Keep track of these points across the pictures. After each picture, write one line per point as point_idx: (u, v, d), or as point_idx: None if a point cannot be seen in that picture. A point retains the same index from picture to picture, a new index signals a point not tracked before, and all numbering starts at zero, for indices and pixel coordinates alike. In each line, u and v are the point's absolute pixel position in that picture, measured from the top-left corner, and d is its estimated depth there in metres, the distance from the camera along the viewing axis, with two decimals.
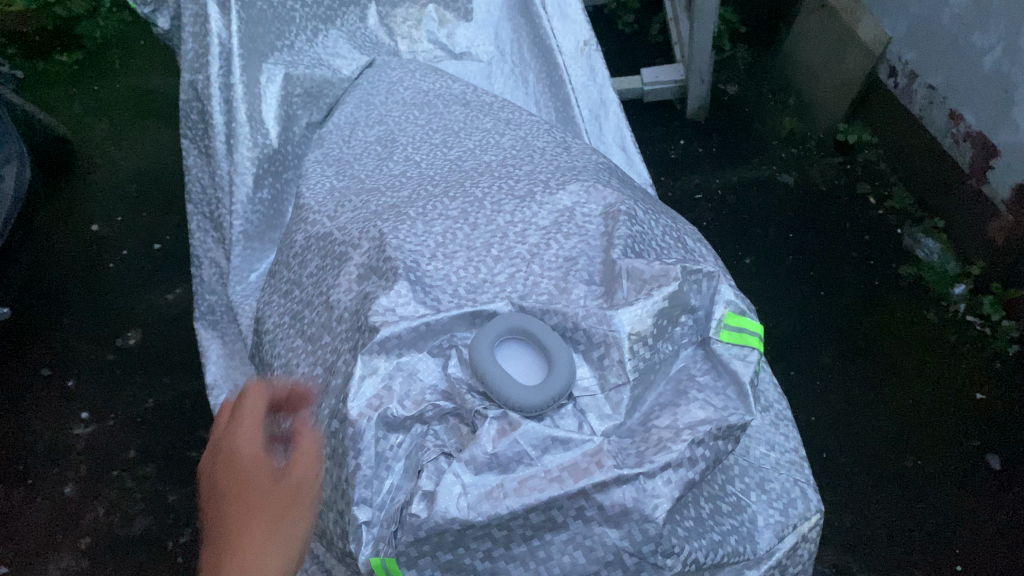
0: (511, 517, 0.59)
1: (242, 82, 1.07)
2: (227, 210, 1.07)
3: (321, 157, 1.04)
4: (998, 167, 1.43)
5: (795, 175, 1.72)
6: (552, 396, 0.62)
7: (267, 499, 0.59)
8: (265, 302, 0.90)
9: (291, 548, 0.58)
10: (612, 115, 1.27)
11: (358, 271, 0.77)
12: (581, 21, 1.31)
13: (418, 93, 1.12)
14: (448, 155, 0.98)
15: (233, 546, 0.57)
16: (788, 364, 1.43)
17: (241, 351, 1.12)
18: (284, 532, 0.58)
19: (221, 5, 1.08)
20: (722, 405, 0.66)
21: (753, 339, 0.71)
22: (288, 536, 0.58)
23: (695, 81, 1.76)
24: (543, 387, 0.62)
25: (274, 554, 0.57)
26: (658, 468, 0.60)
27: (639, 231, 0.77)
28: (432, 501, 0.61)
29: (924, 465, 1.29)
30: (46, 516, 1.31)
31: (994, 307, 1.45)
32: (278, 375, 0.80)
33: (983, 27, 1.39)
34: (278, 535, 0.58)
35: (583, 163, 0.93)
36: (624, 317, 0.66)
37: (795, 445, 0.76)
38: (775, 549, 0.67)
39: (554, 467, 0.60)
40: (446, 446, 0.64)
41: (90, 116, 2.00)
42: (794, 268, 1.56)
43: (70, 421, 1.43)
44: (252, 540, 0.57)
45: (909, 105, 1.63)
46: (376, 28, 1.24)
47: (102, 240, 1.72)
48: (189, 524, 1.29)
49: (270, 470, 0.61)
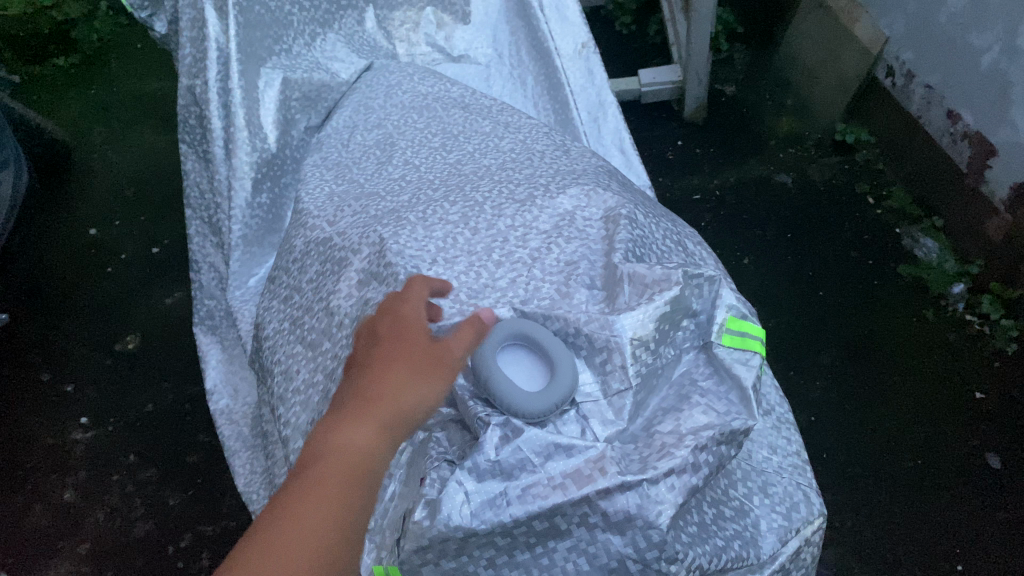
0: (513, 525, 0.59)
1: (241, 87, 1.07)
2: (226, 215, 1.07)
3: (320, 161, 1.03)
4: (996, 167, 1.43)
5: (794, 175, 1.72)
6: (556, 401, 0.62)
7: (419, 350, 0.62)
8: (265, 308, 0.90)
9: (432, 392, 0.60)
10: (612, 117, 1.26)
11: (359, 277, 0.77)
12: (579, 23, 1.30)
13: (416, 97, 1.11)
14: (447, 159, 0.98)
15: (380, 377, 0.60)
16: (788, 364, 1.43)
17: (240, 356, 1.12)
18: (426, 378, 0.60)
19: (218, 9, 1.07)
20: (724, 410, 0.66)
21: (754, 343, 0.71)
22: (431, 381, 0.60)
23: (692, 82, 1.76)
24: (546, 393, 0.62)
25: (414, 392, 0.59)
26: (661, 474, 0.60)
27: (640, 235, 0.77)
28: (435, 510, 0.59)
29: (925, 464, 1.29)
30: (46, 522, 1.31)
31: (993, 306, 1.45)
32: (279, 382, 0.80)
33: (980, 27, 1.39)
34: (421, 379, 0.60)
35: (583, 166, 0.93)
36: (626, 322, 0.66)
37: (798, 449, 0.76)
38: (778, 553, 0.67)
39: (557, 474, 0.60)
40: (447, 454, 0.63)
41: (88, 119, 1.99)
42: (793, 268, 1.56)
43: (68, 427, 1.42)
44: (396, 377, 0.60)
45: (907, 105, 1.63)
46: (374, 32, 1.24)
47: (99, 244, 1.72)
48: (190, 529, 1.29)
49: (425, 330, 0.64)
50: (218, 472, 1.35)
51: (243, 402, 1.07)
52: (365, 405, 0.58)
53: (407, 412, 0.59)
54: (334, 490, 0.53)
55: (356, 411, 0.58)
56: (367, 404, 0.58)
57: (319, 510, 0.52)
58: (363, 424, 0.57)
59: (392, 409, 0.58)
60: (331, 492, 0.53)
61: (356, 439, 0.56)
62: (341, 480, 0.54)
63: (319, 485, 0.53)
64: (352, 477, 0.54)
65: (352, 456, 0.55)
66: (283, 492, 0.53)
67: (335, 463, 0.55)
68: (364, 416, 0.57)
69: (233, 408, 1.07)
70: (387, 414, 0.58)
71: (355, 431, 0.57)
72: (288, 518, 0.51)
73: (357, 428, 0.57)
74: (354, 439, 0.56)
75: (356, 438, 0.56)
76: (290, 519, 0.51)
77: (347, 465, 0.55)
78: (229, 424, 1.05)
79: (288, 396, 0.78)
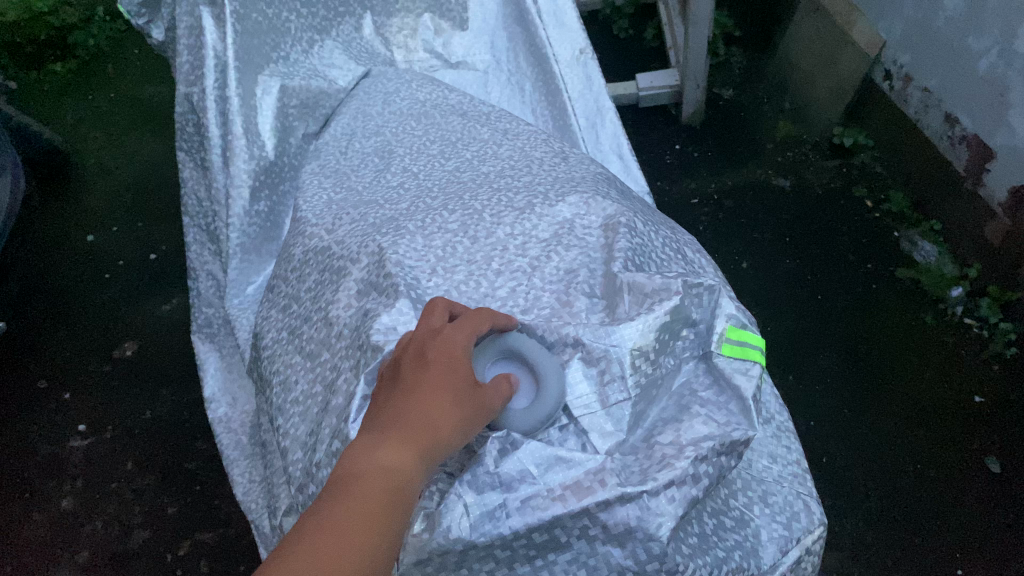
0: (513, 537, 0.59)
1: (239, 95, 1.07)
2: (224, 223, 1.07)
3: (318, 169, 1.03)
4: (994, 170, 1.43)
5: (791, 179, 1.72)
6: (544, 416, 0.63)
7: (460, 381, 0.58)
8: (264, 317, 0.90)
9: (466, 429, 0.57)
10: (610, 123, 1.26)
11: (358, 287, 0.77)
12: (577, 29, 1.30)
13: (414, 104, 1.11)
14: (445, 166, 0.98)
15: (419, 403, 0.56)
16: (787, 368, 1.43)
17: (239, 364, 1.11)
18: (465, 414, 0.57)
19: (216, 17, 1.07)
20: (725, 420, 0.66)
21: (754, 354, 0.70)
22: (468, 417, 0.57)
23: (690, 86, 1.76)
24: (533, 409, 0.63)
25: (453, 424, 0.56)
26: (662, 486, 0.59)
27: (639, 243, 0.77)
28: (433, 522, 0.59)
29: (925, 468, 1.29)
30: (43, 530, 1.31)
31: (991, 309, 1.45)
32: (278, 392, 0.80)
33: (977, 31, 1.39)
34: (462, 413, 0.57)
35: (582, 174, 0.93)
36: (625, 333, 0.66)
37: (798, 457, 0.76)
38: (778, 563, 0.67)
39: (557, 486, 0.60)
40: (446, 467, 0.63)
41: (85, 125, 1.99)
42: (791, 272, 1.56)
43: (66, 434, 1.42)
44: (438, 404, 0.56)
45: (904, 109, 1.63)
46: (372, 38, 1.25)
47: (97, 251, 1.71)
48: (188, 536, 1.28)
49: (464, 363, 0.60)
50: (216, 479, 1.35)
51: (242, 410, 1.07)
52: (405, 431, 0.54)
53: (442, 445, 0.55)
54: (377, 515, 0.48)
55: (396, 435, 0.53)
56: (408, 431, 0.54)
57: (363, 533, 0.47)
58: (402, 450, 0.53)
59: (431, 438, 0.54)
60: (374, 516, 0.48)
61: (397, 465, 0.52)
62: (385, 506, 0.49)
63: (363, 507, 0.48)
64: (394, 503, 0.50)
65: (394, 482, 0.51)
66: (324, 509, 0.47)
67: (378, 488, 0.50)
68: (404, 441, 0.53)
69: (232, 416, 1.07)
70: (427, 443, 0.54)
71: (395, 456, 0.52)
72: (334, 537, 0.46)
73: (397, 453, 0.52)
74: (395, 466, 0.52)
75: (398, 464, 0.52)
76: (335, 539, 0.46)
77: (389, 489, 0.50)
78: (228, 432, 1.05)
79: (286, 407, 0.78)
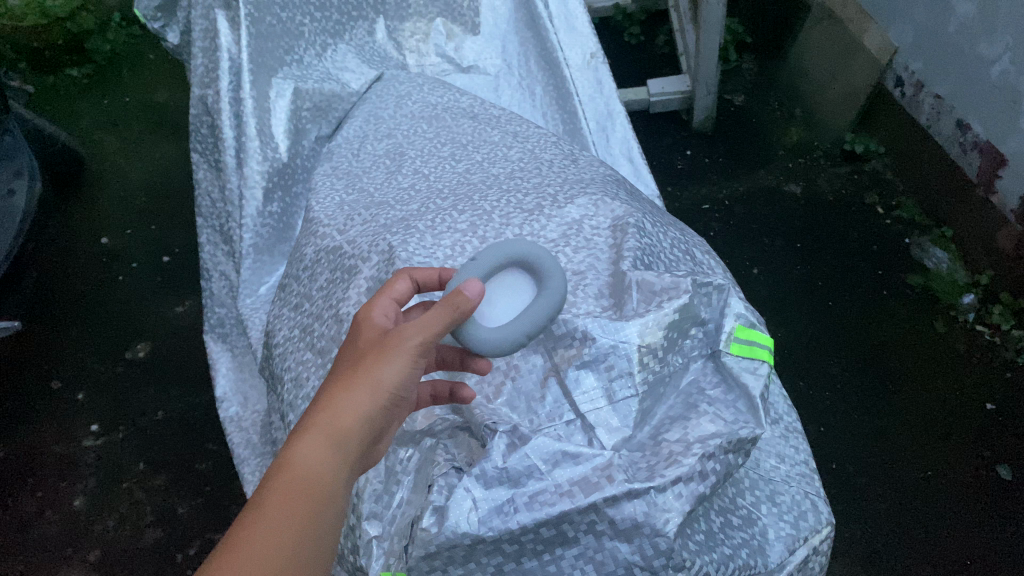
0: (521, 532, 0.59)
1: (252, 97, 1.08)
2: (238, 223, 1.08)
3: (330, 171, 1.04)
4: (1006, 177, 1.43)
5: (802, 185, 1.72)
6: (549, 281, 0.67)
7: (368, 355, 0.61)
8: (275, 315, 0.90)
9: (379, 394, 0.59)
10: (620, 127, 1.27)
11: (368, 284, 0.78)
12: (588, 33, 1.31)
13: (426, 107, 1.12)
14: (456, 168, 0.99)
15: (327, 396, 0.59)
16: (797, 373, 1.43)
17: (250, 364, 1.13)
18: (378, 376, 0.60)
19: (230, 20, 1.09)
20: (732, 419, 0.66)
21: (763, 352, 0.71)
22: (378, 384, 0.60)
23: (701, 92, 1.76)
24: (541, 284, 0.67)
25: (362, 399, 0.59)
26: (669, 482, 0.60)
27: (648, 244, 0.77)
28: (442, 517, 0.59)
29: (935, 475, 1.28)
30: (56, 529, 1.32)
31: (1003, 316, 1.44)
32: (289, 388, 0.81)
33: (989, 38, 1.38)
34: (371, 381, 0.59)
35: (591, 175, 0.93)
36: (631, 330, 0.66)
37: (805, 458, 0.76)
38: (786, 562, 0.67)
39: (564, 482, 0.60)
40: (455, 461, 0.64)
41: (100, 129, 2.01)
42: (801, 278, 1.56)
43: (79, 434, 1.43)
44: (342, 389, 0.59)
45: (915, 115, 1.62)
46: (384, 42, 1.26)
47: (111, 253, 1.73)
48: (199, 536, 1.29)
49: (381, 333, 0.63)
50: (227, 480, 1.35)
51: (253, 410, 1.08)
52: (311, 424, 0.57)
53: (354, 424, 0.58)
54: (288, 508, 0.52)
55: (304, 428, 0.57)
56: (313, 423, 0.57)
57: (273, 528, 0.51)
58: (322, 446, 0.56)
59: (337, 422, 0.58)
60: (285, 509, 0.52)
61: (306, 457, 0.55)
62: (293, 498, 0.53)
63: (272, 503, 0.52)
64: (305, 495, 0.53)
65: (301, 474, 0.54)
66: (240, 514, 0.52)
67: (287, 483, 0.53)
68: (311, 432, 0.57)
69: (243, 416, 1.08)
70: (335, 427, 0.57)
71: (304, 448, 0.56)
72: (242, 536, 0.50)
73: (307, 445, 0.56)
74: (305, 459, 0.55)
75: (306, 455, 0.55)
76: (245, 538, 0.50)
77: (301, 480, 0.54)
78: (239, 431, 1.06)
79: (297, 403, 0.78)
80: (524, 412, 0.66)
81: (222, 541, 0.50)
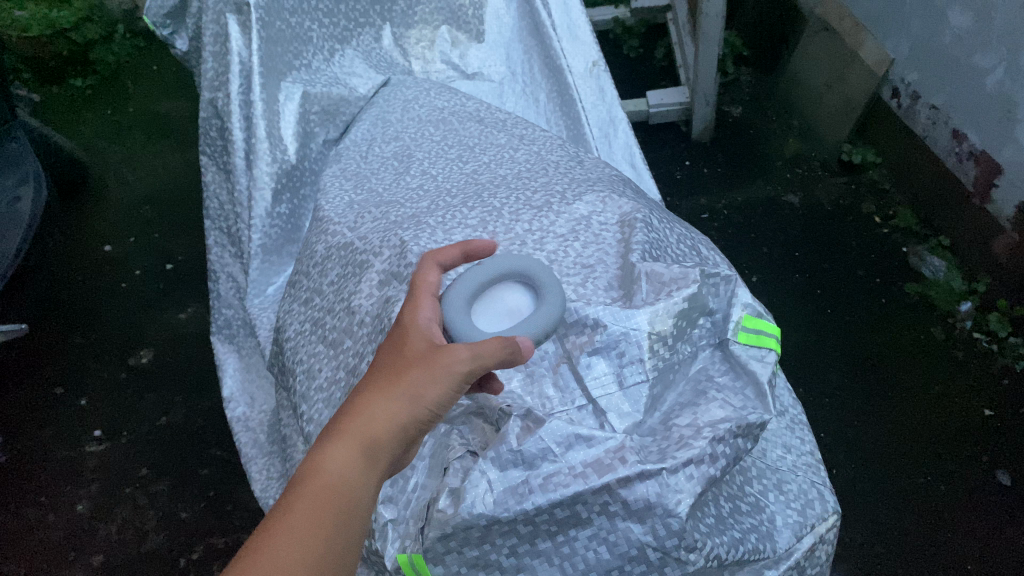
0: (536, 513, 0.60)
1: (262, 99, 1.09)
2: (246, 224, 1.09)
3: (338, 173, 1.05)
4: (1003, 186, 1.44)
5: (800, 196, 1.74)
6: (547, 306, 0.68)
7: (411, 364, 0.61)
8: (285, 311, 0.91)
9: (418, 407, 0.59)
10: (622, 133, 1.29)
11: (380, 278, 0.80)
12: (589, 42, 1.34)
13: (433, 111, 1.14)
14: (463, 170, 1.00)
15: (363, 401, 0.60)
16: (799, 381, 1.44)
17: (258, 365, 1.14)
18: (418, 387, 0.60)
19: (241, 24, 1.09)
20: (741, 405, 0.67)
21: (769, 341, 0.73)
22: (417, 398, 0.59)
23: (700, 104, 1.78)
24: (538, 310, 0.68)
25: (399, 410, 0.59)
26: (681, 464, 0.61)
27: (656, 238, 0.79)
28: (458, 498, 0.61)
29: (935, 481, 1.29)
30: (58, 534, 1.32)
31: (1000, 324, 1.46)
32: (301, 379, 0.82)
33: (985, 48, 1.40)
34: (410, 392, 0.60)
35: (598, 175, 0.95)
36: (642, 317, 0.67)
37: (812, 449, 0.77)
38: (793, 549, 0.68)
39: (578, 463, 0.62)
40: (469, 445, 0.66)
41: (104, 139, 2.03)
42: (800, 286, 1.58)
43: (83, 440, 1.44)
44: (379, 398, 0.59)
45: (912, 126, 1.64)
46: (391, 49, 1.28)
47: (115, 261, 1.74)
48: (201, 540, 1.29)
49: (428, 341, 0.63)
50: (231, 484, 1.36)
51: (260, 410, 1.09)
52: (344, 430, 0.58)
53: (389, 434, 0.58)
54: (313, 517, 0.54)
55: (337, 433, 0.58)
56: (346, 428, 0.58)
57: (301, 536, 0.53)
58: (352, 452, 0.57)
59: (372, 430, 0.58)
60: (310, 517, 0.53)
61: (336, 463, 0.56)
62: (318, 506, 0.54)
63: (297, 511, 0.54)
64: (332, 504, 0.55)
65: (331, 481, 0.55)
66: (267, 518, 0.54)
67: (314, 490, 0.55)
68: (343, 440, 0.57)
69: (250, 416, 1.09)
70: (368, 434, 0.58)
71: (336, 455, 0.56)
72: (265, 547, 0.51)
73: (335, 452, 0.56)
74: (336, 467, 0.56)
75: (336, 462, 0.56)
76: (269, 549, 0.51)
77: (326, 490, 0.55)
78: (246, 431, 1.07)
79: (311, 394, 0.80)
80: (537, 395, 0.67)
81: (244, 547, 0.51)
